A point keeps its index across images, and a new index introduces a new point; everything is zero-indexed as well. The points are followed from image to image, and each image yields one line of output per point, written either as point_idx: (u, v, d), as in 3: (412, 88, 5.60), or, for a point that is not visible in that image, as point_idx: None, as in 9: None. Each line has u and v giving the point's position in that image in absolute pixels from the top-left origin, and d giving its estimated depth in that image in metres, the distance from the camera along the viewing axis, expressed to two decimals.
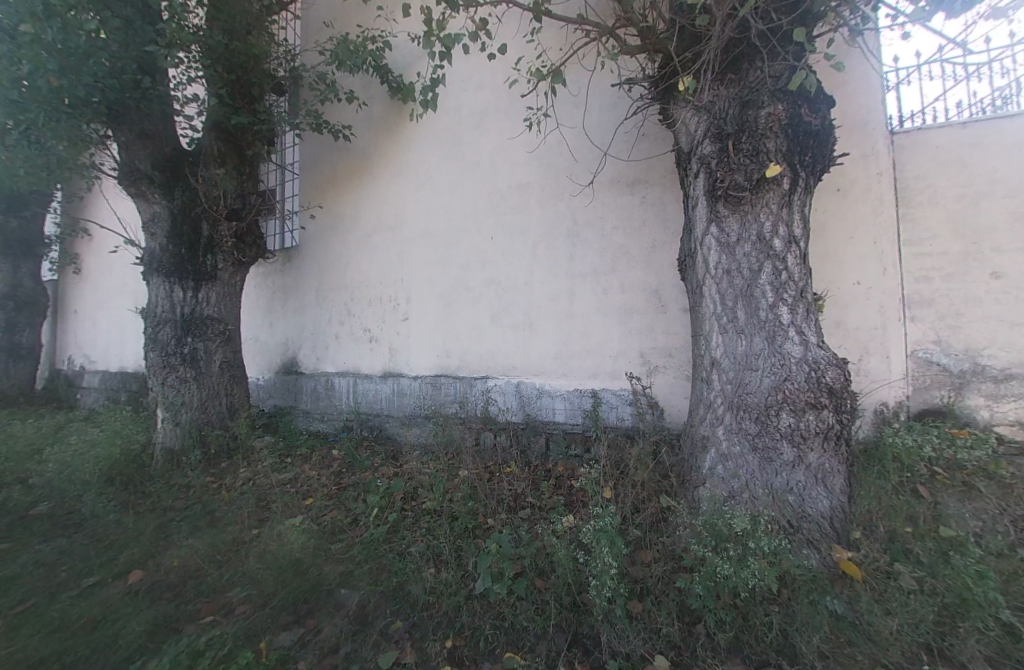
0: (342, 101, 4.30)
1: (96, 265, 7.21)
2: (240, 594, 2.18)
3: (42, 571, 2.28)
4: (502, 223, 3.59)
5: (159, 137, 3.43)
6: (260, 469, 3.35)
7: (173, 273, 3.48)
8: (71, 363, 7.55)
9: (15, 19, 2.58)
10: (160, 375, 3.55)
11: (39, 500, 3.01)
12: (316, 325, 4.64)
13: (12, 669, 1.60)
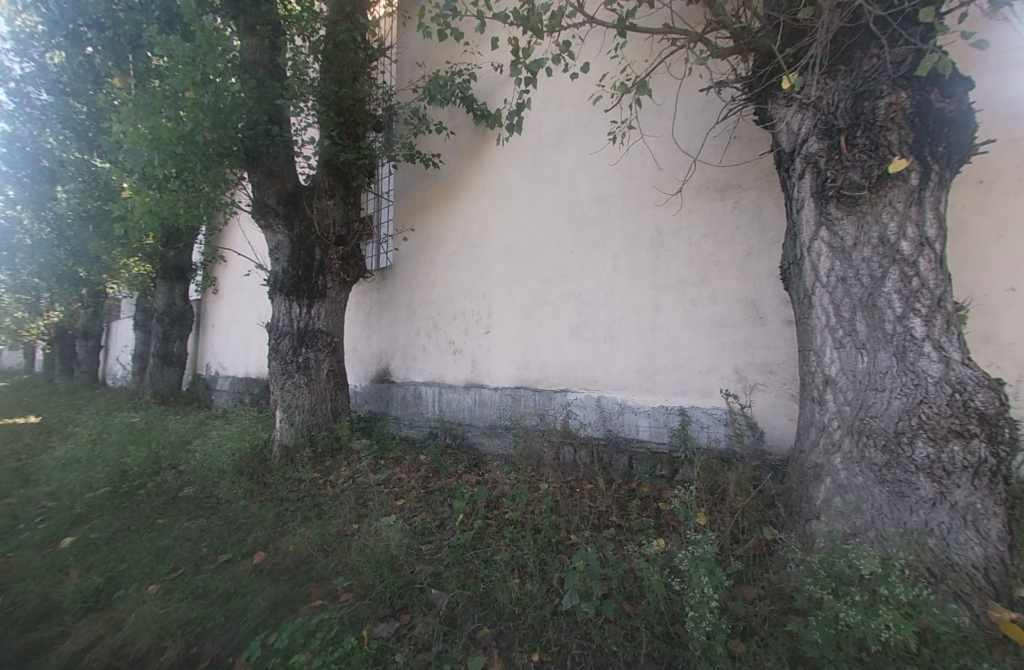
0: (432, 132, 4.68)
1: (229, 285, 8.51)
2: (343, 583, 2.38)
3: (189, 545, 2.73)
4: (582, 236, 3.61)
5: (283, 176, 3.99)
6: (358, 470, 3.67)
7: (291, 292, 3.95)
8: (207, 368, 8.97)
9: (182, 89, 3.13)
10: (279, 381, 4.03)
11: (187, 484, 3.59)
12: (405, 337, 5.00)
13: (172, 629, 2.00)
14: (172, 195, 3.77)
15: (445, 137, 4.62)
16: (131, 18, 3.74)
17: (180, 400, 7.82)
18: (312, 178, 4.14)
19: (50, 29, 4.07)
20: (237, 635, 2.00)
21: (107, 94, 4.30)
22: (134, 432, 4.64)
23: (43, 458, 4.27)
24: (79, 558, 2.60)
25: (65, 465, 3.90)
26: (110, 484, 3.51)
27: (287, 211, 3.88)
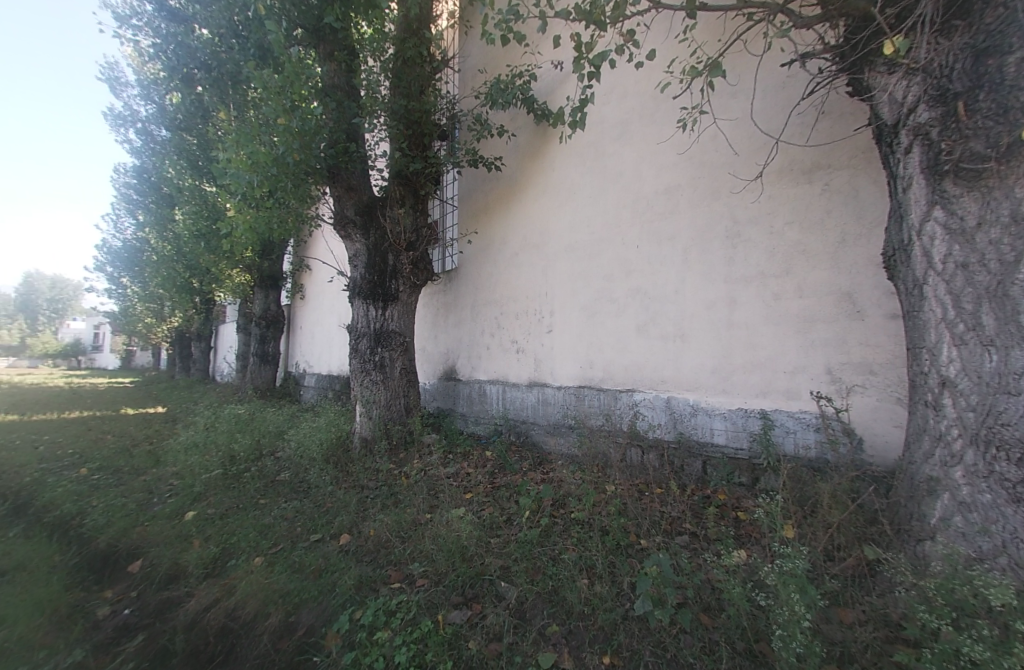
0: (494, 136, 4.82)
1: (314, 291, 9.42)
2: (419, 568, 2.53)
3: (287, 523, 3.07)
4: (649, 230, 3.50)
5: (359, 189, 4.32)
6: (429, 464, 3.88)
7: (368, 296, 4.26)
8: (296, 365, 10.00)
9: (274, 116, 3.49)
10: (358, 378, 4.36)
11: (284, 469, 4.03)
12: (470, 336, 5.19)
13: (276, 597, 2.28)
14: (268, 212, 4.24)
15: (507, 140, 4.72)
16: (231, 57, 4.23)
17: (275, 394, 8.80)
18: (384, 190, 4.41)
19: (171, 75, 4.74)
20: (328, 608, 2.22)
21: (215, 127, 4.91)
22: (241, 422, 5.30)
23: (173, 442, 5.03)
24: (201, 530, 3.03)
25: (189, 449, 4.56)
26: (222, 467, 4.04)
27: (363, 222, 4.18)
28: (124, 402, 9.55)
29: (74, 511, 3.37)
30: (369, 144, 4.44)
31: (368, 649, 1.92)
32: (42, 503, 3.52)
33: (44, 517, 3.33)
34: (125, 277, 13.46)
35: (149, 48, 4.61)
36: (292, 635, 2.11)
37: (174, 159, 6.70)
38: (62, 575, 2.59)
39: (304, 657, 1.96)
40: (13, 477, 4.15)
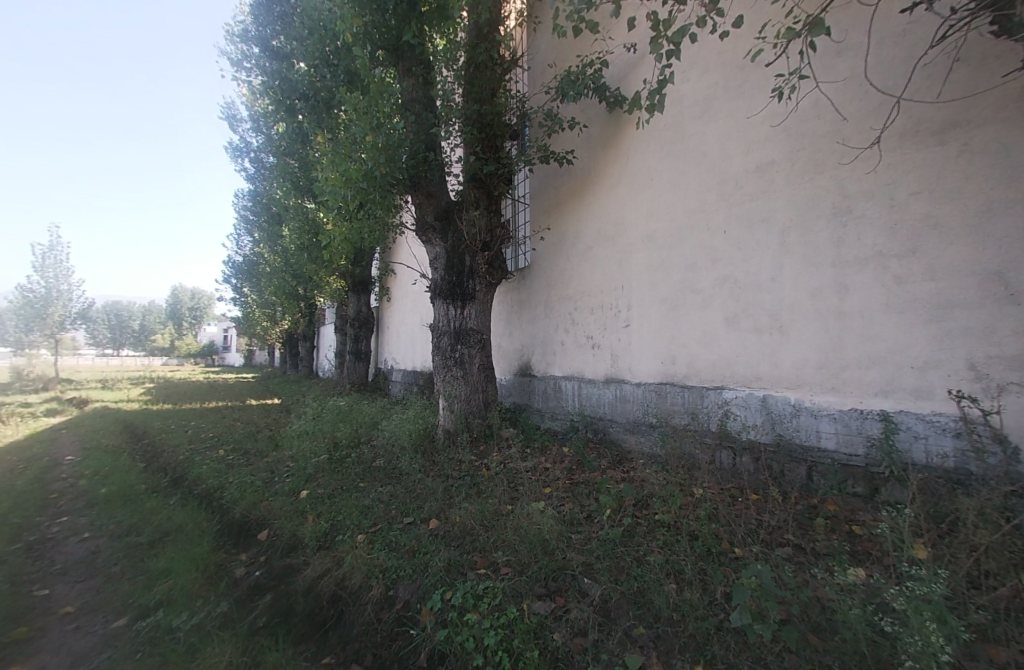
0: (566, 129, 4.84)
1: (399, 292, 10.22)
2: (503, 557, 2.62)
3: (383, 506, 3.37)
4: (738, 213, 3.25)
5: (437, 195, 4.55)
6: (508, 457, 4.00)
7: (447, 295, 4.49)
8: (385, 362, 10.92)
9: (363, 135, 3.83)
10: (441, 374, 4.61)
11: (379, 457, 4.43)
12: (544, 333, 5.29)
13: (375, 571, 2.53)
14: (359, 224, 4.62)
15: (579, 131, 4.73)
16: (326, 85, 4.71)
17: (367, 388, 9.69)
18: (460, 193, 4.59)
19: (280, 109, 5.42)
20: (421, 586, 2.40)
21: (313, 150, 5.51)
22: (341, 413, 5.92)
23: (289, 429, 5.79)
24: (313, 507, 3.45)
25: (301, 435, 5.21)
26: (328, 453, 4.56)
27: (443, 226, 4.41)
28: (248, 394, 11.20)
29: (216, 485, 4.02)
30: (446, 151, 4.66)
31: (459, 628, 2.04)
32: (194, 477, 4.27)
33: (196, 489, 4.04)
34: (247, 288, 15.74)
35: (261, 87, 5.31)
36: (392, 608, 2.33)
37: (280, 182, 7.66)
38: (213, 538, 3.13)
39: (403, 628, 2.15)
40: (175, 454, 5.09)
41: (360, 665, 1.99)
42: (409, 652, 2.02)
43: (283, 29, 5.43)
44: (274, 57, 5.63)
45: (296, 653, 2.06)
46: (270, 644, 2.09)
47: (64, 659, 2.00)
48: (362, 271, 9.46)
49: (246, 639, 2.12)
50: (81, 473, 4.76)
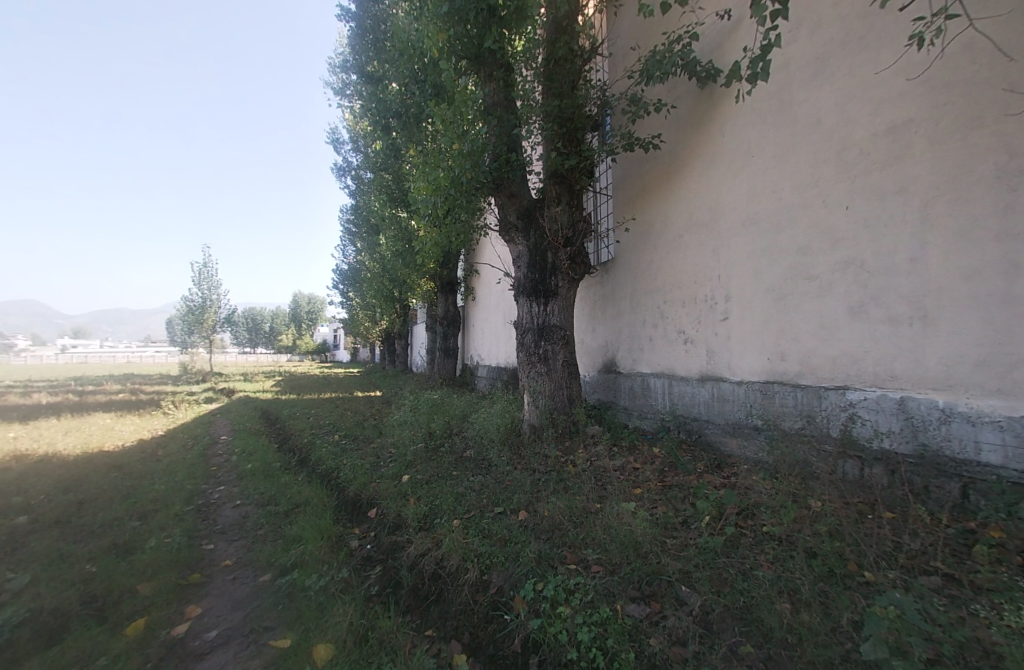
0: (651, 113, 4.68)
1: (483, 291, 10.67)
2: (594, 555, 2.60)
3: (475, 494, 3.55)
4: (863, 186, 2.83)
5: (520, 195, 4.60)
6: (594, 454, 4.04)
7: (530, 293, 4.55)
8: (470, 358, 11.49)
9: (450, 143, 4.06)
10: (526, 370, 4.69)
11: (469, 447, 4.68)
12: (631, 328, 5.22)
13: (468, 556, 2.68)
14: (447, 230, 4.83)
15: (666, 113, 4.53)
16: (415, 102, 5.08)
17: (455, 382, 10.30)
18: (540, 189, 4.58)
19: (377, 128, 5.98)
20: (514, 574, 2.48)
21: (406, 162, 5.98)
22: (434, 405, 6.39)
23: (391, 418, 6.39)
24: (414, 490, 3.76)
25: (401, 424, 5.72)
26: (424, 441, 4.94)
27: (525, 224, 4.46)
28: (354, 386, 12.62)
29: (334, 466, 4.60)
30: (526, 150, 4.70)
31: (552, 620, 2.07)
32: (316, 457, 4.92)
33: (318, 468, 4.66)
34: (351, 292, 17.65)
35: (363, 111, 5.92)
36: (486, 592, 2.45)
37: (377, 195, 8.47)
38: (332, 512, 3.59)
39: (498, 613, 2.25)
40: (302, 436, 5.94)
41: (459, 641, 2.12)
42: (505, 635, 2.10)
43: (376, 54, 5.95)
44: (371, 81, 6.22)
45: (402, 622, 2.27)
46: (380, 610, 2.34)
47: (226, 604, 2.47)
48: (450, 272, 10.05)
49: (363, 603, 2.40)
50: (234, 449, 5.79)
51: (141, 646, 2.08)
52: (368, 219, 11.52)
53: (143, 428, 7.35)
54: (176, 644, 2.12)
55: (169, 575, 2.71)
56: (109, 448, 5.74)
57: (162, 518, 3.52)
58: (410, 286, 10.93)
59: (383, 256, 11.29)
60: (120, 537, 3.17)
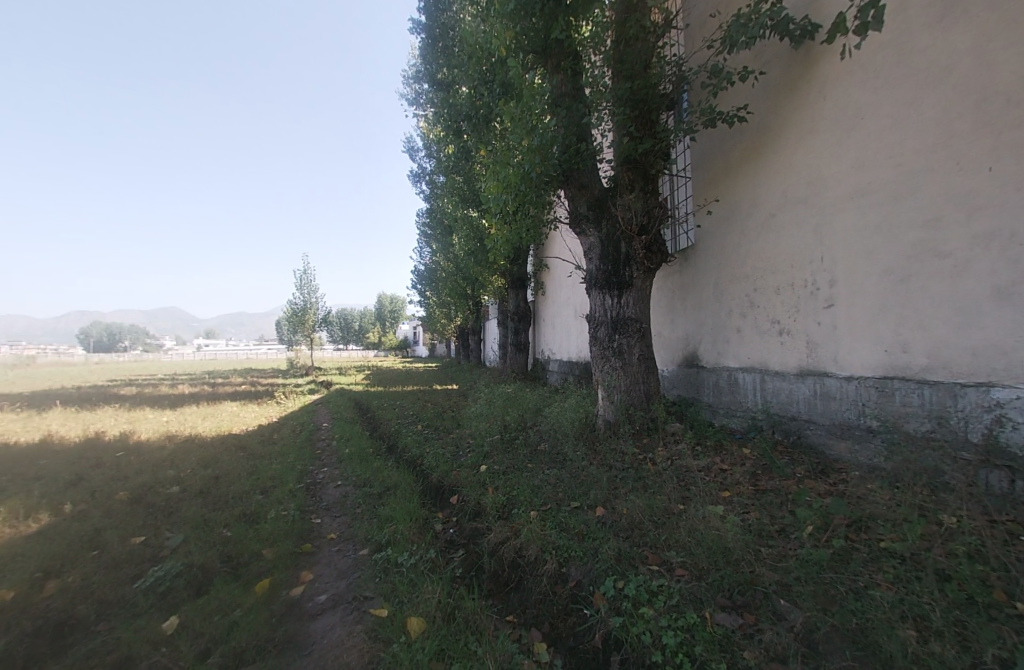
0: (736, 84, 4.33)
1: (554, 285, 10.65)
2: (678, 558, 2.48)
3: (551, 487, 3.58)
4: (1013, 140, 2.33)
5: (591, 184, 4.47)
6: (676, 454, 3.87)
7: (603, 285, 4.46)
8: (541, 353, 11.57)
9: (519, 140, 4.10)
10: (599, 364, 4.61)
11: (544, 441, 4.73)
12: (716, 319, 4.88)
13: (546, 548, 2.71)
14: (517, 226, 4.91)
15: (754, 81, 4.14)
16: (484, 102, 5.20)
17: (527, 376, 10.46)
18: (612, 178, 4.46)
19: (449, 132, 6.25)
20: (593, 570, 2.46)
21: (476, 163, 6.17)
22: (509, 399, 6.56)
23: (468, 410, 6.69)
24: (492, 480, 3.90)
25: (478, 416, 5.96)
26: (499, 433, 5.10)
27: (596, 215, 4.39)
28: (433, 380, 13.43)
29: (419, 453, 4.94)
30: (596, 138, 4.56)
31: (634, 620, 2.01)
32: (403, 445, 5.33)
33: (405, 455, 5.03)
34: (428, 291, 18.73)
35: (437, 118, 6.22)
36: (565, 584, 2.46)
37: (450, 198, 8.89)
38: (419, 496, 3.86)
39: (578, 607, 2.24)
40: (390, 425, 6.46)
41: (540, 630, 2.17)
42: (586, 630, 2.09)
43: (446, 61, 6.19)
44: (443, 88, 6.49)
45: (485, 605, 2.37)
46: (465, 591, 2.47)
47: (333, 573, 2.79)
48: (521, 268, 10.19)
49: (449, 583, 2.55)
50: (334, 436, 6.49)
51: (266, 602, 2.44)
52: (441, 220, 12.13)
53: (262, 415, 8.57)
54: (294, 604, 2.45)
55: (287, 543, 3.13)
56: (239, 431, 6.79)
57: (280, 493, 4.08)
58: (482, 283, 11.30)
59: (456, 254, 11.81)
60: (249, 507, 3.73)
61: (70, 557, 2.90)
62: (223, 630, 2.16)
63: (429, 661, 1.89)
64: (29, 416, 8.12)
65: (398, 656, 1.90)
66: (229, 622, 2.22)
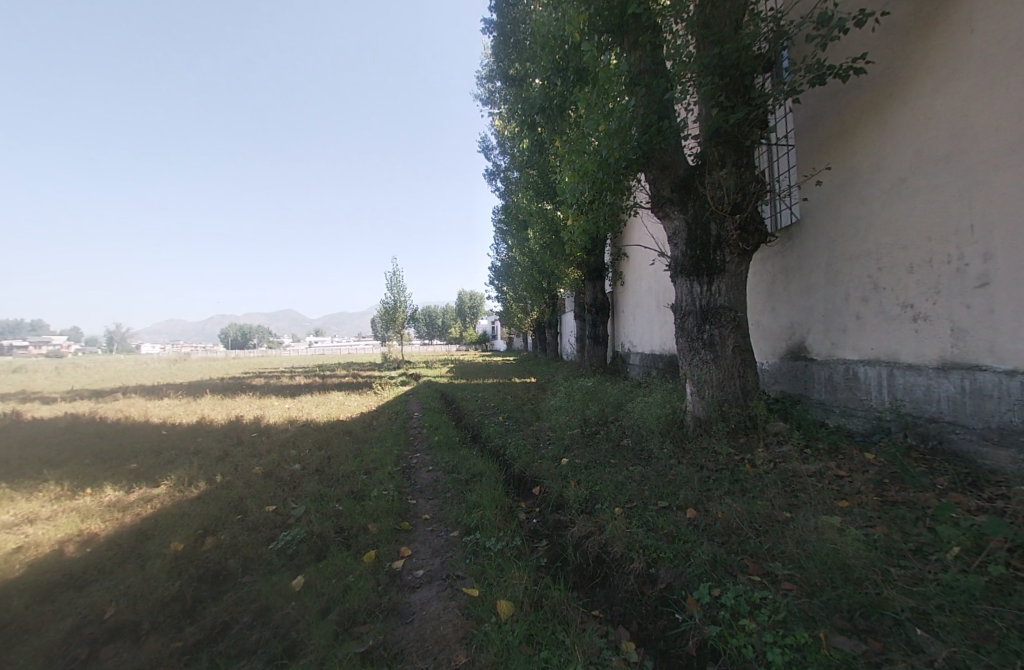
0: (851, 31, 3.74)
1: (634, 274, 10.24)
2: (784, 570, 2.22)
3: (636, 485, 3.47)
4: None
5: (674, 164, 4.17)
6: (780, 456, 3.52)
7: (691, 272, 4.18)
8: (621, 346, 11.22)
9: (595, 126, 4.00)
10: (687, 357, 4.33)
11: (627, 437, 4.60)
12: (828, 305, 4.30)
13: (633, 547, 2.63)
14: (594, 214, 4.79)
15: (876, 23, 3.53)
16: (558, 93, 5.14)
17: (606, 370, 10.26)
18: (699, 155, 4.14)
19: (524, 127, 6.30)
20: (684, 574, 2.33)
21: (551, 155, 6.15)
22: (588, 393, 6.49)
23: (547, 403, 6.75)
24: (574, 473, 3.89)
25: (558, 410, 5.99)
26: (580, 428, 5.08)
27: (682, 197, 4.12)
28: (512, 373, 13.81)
29: (502, 444, 5.12)
30: (680, 113, 4.23)
31: (734, 631, 1.85)
32: (486, 436, 5.55)
33: (490, 445, 5.25)
34: (505, 286, 19.21)
35: (512, 115, 6.31)
36: (654, 585, 2.36)
37: (526, 194, 9.02)
38: (504, 485, 4.00)
39: (668, 610, 2.14)
40: (475, 416, 6.78)
41: (627, 629, 2.11)
42: (677, 634, 1.98)
43: (518, 56, 6.24)
44: (516, 84, 6.56)
45: (572, 596, 2.38)
46: (550, 581, 2.51)
47: (428, 550, 3.02)
48: (597, 259, 9.95)
49: (535, 571, 2.62)
50: (425, 424, 7.01)
51: (374, 571, 2.73)
52: (516, 216, 12.32)
53: (362, 404, 9.55)
54: (396, 575, 2.70)
55: (388, 519, 3.46)
56: (344, 417, 7.67)
57: (380, 474, 4.51)
58: (557, 276, 11.28)
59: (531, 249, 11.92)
60: (355, 486, 4.19)
61: (223, 518, 3.53)
62: (339, 591, 2.47)
63: (519, 644, 1.96)
64: (190, 401, 10.05)
65: (490, 636, 2.00)
66: (344, 585, 2.53)
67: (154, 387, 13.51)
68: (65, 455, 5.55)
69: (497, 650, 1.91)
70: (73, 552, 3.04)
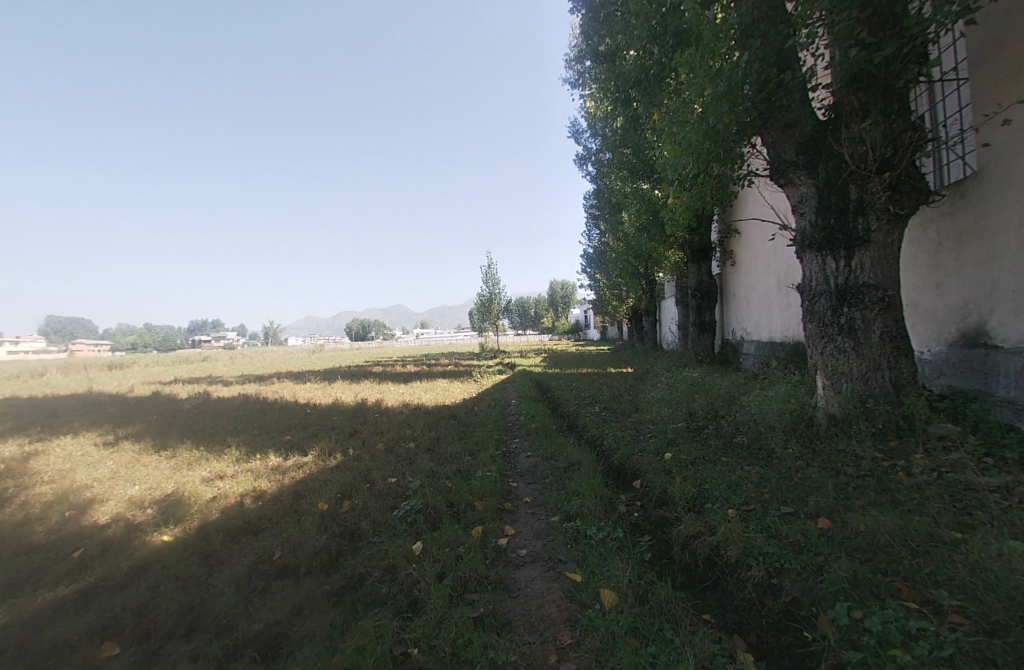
0: None
1: (748, 252, 9.15)
2: (953, 599, 1.84)
3: (754, 486, 3.17)
4: None
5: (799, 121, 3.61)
6: (947, 464, 2.90)
7: (824, 245, 3.61)
8: (733, 333, 10.19)
9: (700, 91, 3.66)
10: (819, 344, 3.79)
11: (742, 433, 4.20)
12: (1021, 278, 3.37)
13: (750, 552, 2.41)
14: (699, 189, 4.39)
15: None
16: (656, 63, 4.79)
17: (714, 360, 9.43)
18: (835, 106, 3.51)
19: (618, 105, 6.00)
20: (814, 589, 2.07)
21: (649, 131, 5.77)
22: (694, 385, 6.05)
23: (648, 394, 6.46)
24: (679, 469, 3.69)
25: (659, 402, 5.71)
26: (685, 421, 4.78)
27: (810, 159, 3.57)
28: (606, 363, 13.50)
29: (600, 434, 5.07)
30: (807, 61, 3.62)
31: (881, 661, 1.59)
32: (584, 425, 5.55)
33: (587, 434, 5.23)
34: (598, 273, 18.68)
35: (606, 94, 6.06)
36: (776, 597, 2.14)
37: (621, 175, 8.66)
38: (604, 476, 3.96)
39: (795, 625, 1.93)
40: (571, 405, 6.80)
41: (744, 639, 1.96)
42: (806, 653, 1.78)
43: (610, 30, 5.95)
44: (607, 60, 6.27)
45: (680, 596, 2.28)
46: (655, 577, 2.44)
47: (530, 532, 3.15)
48: (701, 239, 9.10)
49: (639, 565, 2.56)
50: (523, 411, 7.25)
51: (481, 545, 2.94)
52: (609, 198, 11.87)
53: (464, 390, 10.26)
54: (501, 551, 2.88)
55: (493, 499, 3.69)
56: (449, 403, 8.33)
57: (484, 457, 4.81)
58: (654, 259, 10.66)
59: (625, 233, 11.43)
60: (462, 466, 4.54)
61: (355, 485, 4.12)
62: (453, 559, 2.72)
63: (625, 634, 1.95)
64: (326, 386, 11.88)
65: (594, 621, 2.03)
66: (456, 554, 2.78)
67: (300, 373, 16.28)
68: (242, 426, 7.00)
69: (602, 636, 1.94)
70: (251, 504, 3.84)
